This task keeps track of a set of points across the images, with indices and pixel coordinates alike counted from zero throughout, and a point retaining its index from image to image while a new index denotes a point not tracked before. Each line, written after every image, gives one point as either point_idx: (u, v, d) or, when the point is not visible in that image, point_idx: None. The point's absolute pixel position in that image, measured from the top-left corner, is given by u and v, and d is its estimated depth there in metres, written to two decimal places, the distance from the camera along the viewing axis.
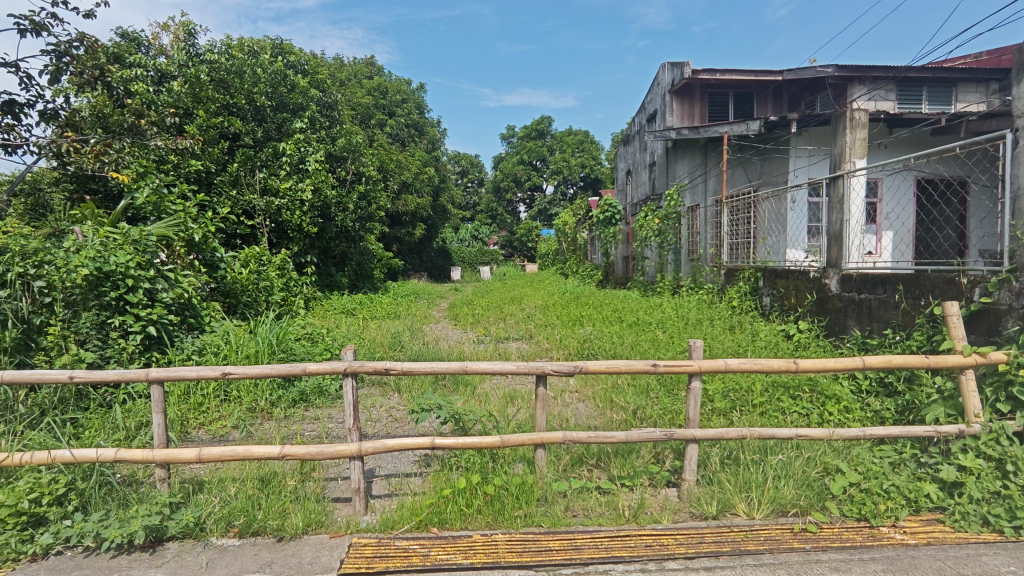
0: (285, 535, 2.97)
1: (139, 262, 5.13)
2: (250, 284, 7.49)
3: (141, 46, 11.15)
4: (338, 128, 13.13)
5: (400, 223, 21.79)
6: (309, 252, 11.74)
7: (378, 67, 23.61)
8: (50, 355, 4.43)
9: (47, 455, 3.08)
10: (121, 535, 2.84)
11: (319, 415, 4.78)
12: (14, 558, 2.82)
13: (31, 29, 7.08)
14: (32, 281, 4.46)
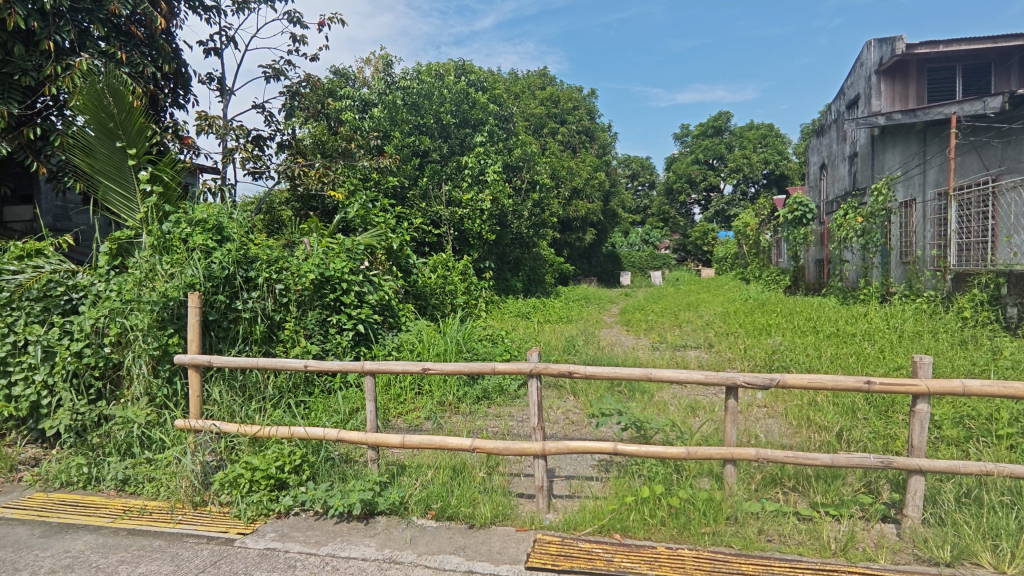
0: (476, 523, 3.18)
1: (351, 268, 5.97)
2: (438, 288, 8.18)
3: (349, 80, 12.83)
4: (514, 140, 13.74)
5: (571, 228, 22.17)
6: (488, 258, 12.41)
7: (550, 77, 24.32)
8: (286, 347, 5.17)
9: (288, 431, 3.66)
10: (343, 505, 3.28)
11: (500, 413, 5.05)
12: (266, 513, 3.43)
13: (273, 74, 8.53)
14: (274, 284, 5.19)
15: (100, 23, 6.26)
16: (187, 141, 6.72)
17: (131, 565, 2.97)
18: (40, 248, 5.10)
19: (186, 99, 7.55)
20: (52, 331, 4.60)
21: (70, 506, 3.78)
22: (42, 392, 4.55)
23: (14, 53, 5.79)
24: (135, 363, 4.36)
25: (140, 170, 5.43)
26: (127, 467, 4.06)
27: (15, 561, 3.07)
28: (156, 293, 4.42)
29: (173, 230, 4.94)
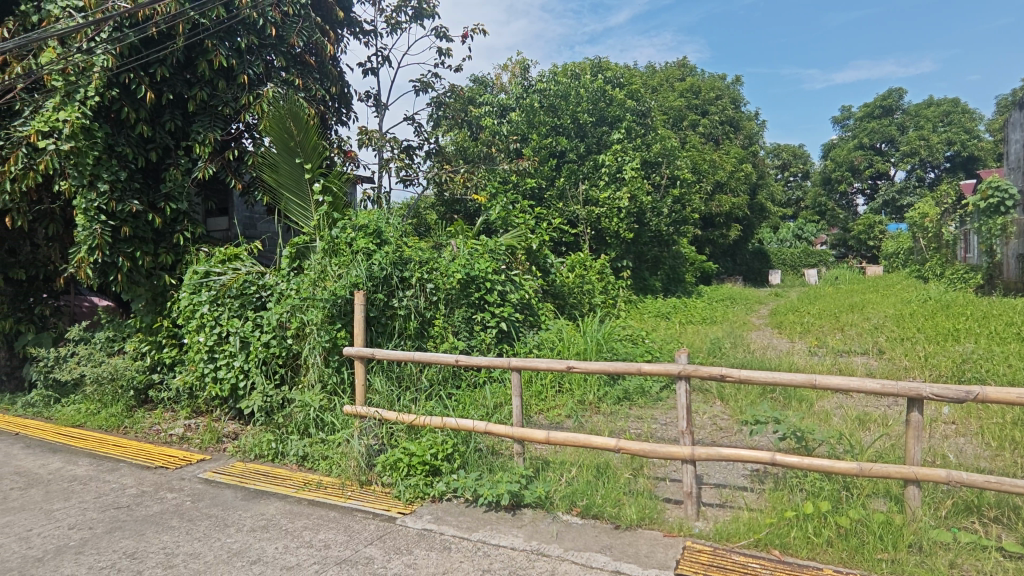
0: (622, 524, 3.16)
1: (494, 268, 6.22)
2: (576, 287, 8.23)
3: (487, 87, 13.36)
4: (652, 135, 13.36)
5: (713, 224, 21.06)
6: (626, 257, 12.19)
7: (690, 67, 23.33)
8: (436, 342, 5.51)
9: (441, 421, 3.90)
10: (492, 495, 3.43)
11: (642, 415, 4.97)
12: (422, 496, 3.69)
13: (421, 87, 9.15)
14: (426, 283, 5.57)
15: (281, 55, 7.15)
16: (349, 154, 7.42)
17: (312, 532, 3.36)
18: (237, 253, 5.96)
19: (348, 117, 8.36)
20: (246, 324, 5.35)
21: (263, 476, 4.38)
22: (239, 375, 5.35)
23: (217, 88, 6.82)
24: (311, 354, 4.90)
25: (314, 181, 6.11)
26: (305, 445, 4.60)
27: (223, 518, 3.62)
28: (328, 292, 4.95)
29: (341, 235, 5.50)
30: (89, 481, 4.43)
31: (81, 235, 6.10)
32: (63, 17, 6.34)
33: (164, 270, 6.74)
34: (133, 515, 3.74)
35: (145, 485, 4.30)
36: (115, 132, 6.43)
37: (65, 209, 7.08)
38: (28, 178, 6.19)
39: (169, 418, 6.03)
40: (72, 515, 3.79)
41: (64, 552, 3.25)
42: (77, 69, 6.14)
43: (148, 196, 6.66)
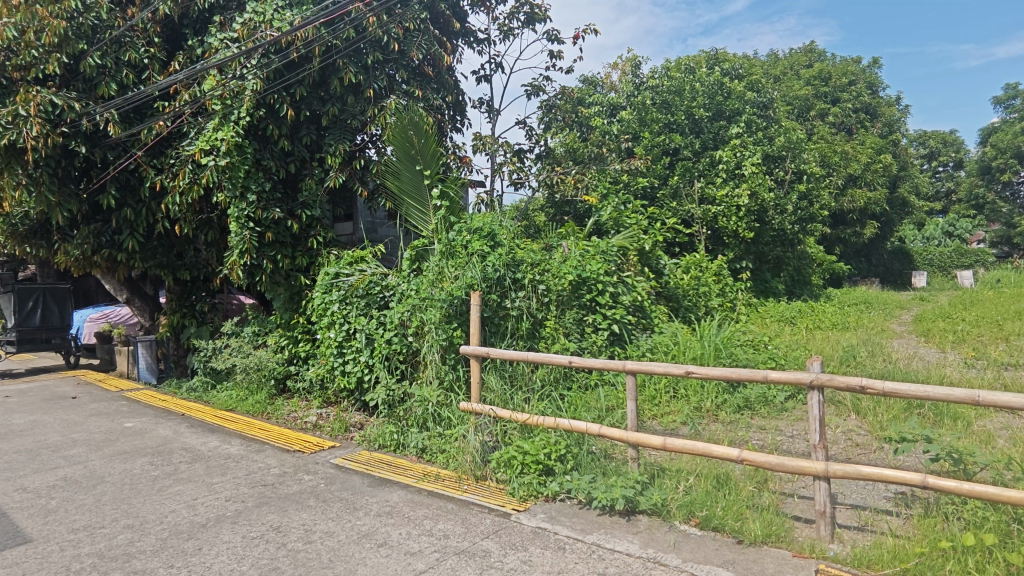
0: (745, 539, 3.00)
1: (606, 270, 6.16)
2: (691, 290, 7.93)
3: (597, 86, 13.24)
4: (775, 127, 12.54)
5: (845, 222, 19.33)
6: (745, 258, 11.54)
7: (818, 52, 21.62)
8: (548, 343, 5.55)
9: (554, 421, 3.93)
10: (606, 498, 3.40)
11: (766, 426, 4.69)
12: (536, 495, 3.75)
13: (533, 91, 9.27)
14: (537, 285, 5.64)
15: (403, 68, 7.57)
16: (464, 159, 7.69)
17: (432, 521, 3.53)
18: (363, 256, 6.41)
19: (462, 124, 8.66)
20: (371, 322, 5.75)
21: (387, 465, 4.67)
22: (365, 370, 5.76)
23: (347, 103, 7.37)
24: (429, 351, 5.14)
25: (433, 187, 6.40)
26: (425, 438, 4.84)
27: (353, 502, 3.91)
28: (445, 292, 5.18)
29: (457, 238, 5.73)
30: (240, 460, 4.97)
31: (234, 240, 6.86)
32: (221, 48, 7.16)
33: (301, 271, 7.41)
34: (277, 492, 4.15)
35: (286, 466, 4.75)
36: (261, 148, 7.16)
37: (221, 217, 8.00)
38: (193, 192, 7.07)
39: (304, 406, 6.60)
40: (228, 488, 4.28)
41: (222, 521, 3.68)
42: (232, 93, 6.88)
43: (288, 204, 7.37)
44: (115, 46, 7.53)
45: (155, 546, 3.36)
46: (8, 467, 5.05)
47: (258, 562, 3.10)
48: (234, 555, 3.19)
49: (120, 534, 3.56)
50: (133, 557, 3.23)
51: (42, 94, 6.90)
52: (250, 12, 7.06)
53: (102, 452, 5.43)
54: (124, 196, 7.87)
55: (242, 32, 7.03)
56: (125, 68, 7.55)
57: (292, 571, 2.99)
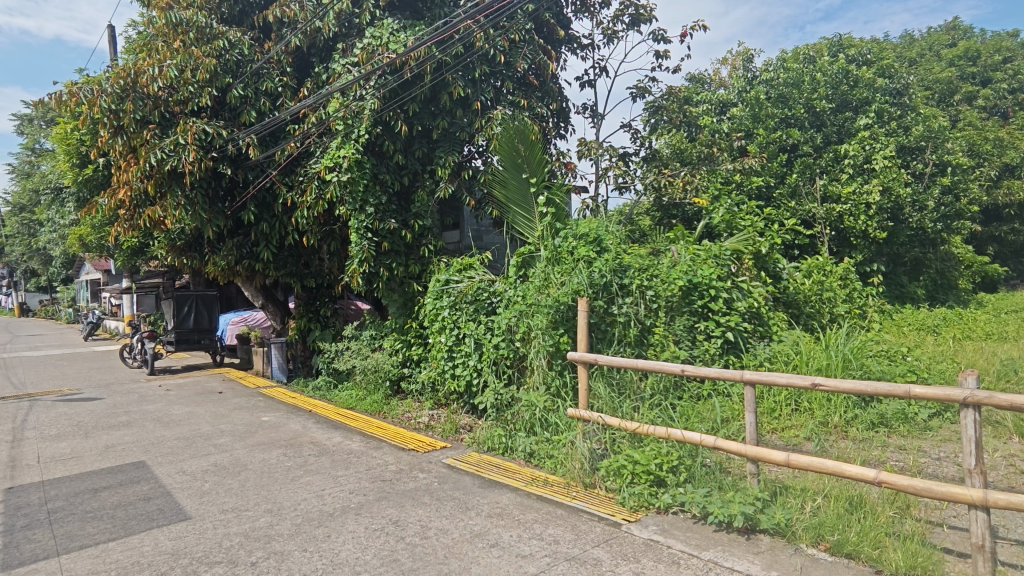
0: (884, 569, 2.74)
1: (719, 275, 5.89)
2: (814, 295, 7.37)
3: (705, 84, 12.74)
4: (912, 115, 11.37)
5: (1000, 218, 17.08)
6: (876, 260, 10.55)
7: (964, 29, 19.34)
8: (657, 351, 5.39)
9: (665, 430, 3.82)
10: (723, 514, 3.24)
11: (905, 446, 4.27)
12: (647, 506, 3.66)
13: (639, 93, 9.11)
14: (645, 290, 5.51)
15: (508, 79, 7.75)
16: (569, 165, 7.72)
17: (542, 525, 3.56)
18: (471, 263, 6.62)
19: (566, 130, 8.70)
20: (480, 328, 5.94)
21: (496, 467, 4.78)
22: (473, 373, 5.95)
23: (455, 116, 7.68)
24: (536, 356, 5.20)
25: (538, 194, 6.47)
26: (533, 443, 4.89)
27: (465, 501, 4.04)
28: (551, 298, 5.22)
29: (563, 244, 5.75)
30: (361, 455, 5.31)
31: (354, 250, 7.36)
32: (343, 72, 7.73)
33: (413, 278, 7.79)
34: (395, 488, 4.38)
35: (402, 463, 5.01)
36: (378, 163, 7.64)
37: (343, 228, 8.63)
38: (319, 206, 7.69)
39: (417, 407, 6.93)
40: (351, 481, 4.59)
41: (347, 511, 3.95)
42: (352, 113, 7.37)
43: (402, 215, 7.80)
44: (255, 77, 8.39)
45: (290, 530, 3.68)
46: (170, 452, 5.76)
47: (380, 553, 3.30)
48: (358, 545, 3.41)
49: (261, 517, 3.93)
50: (272, 539, 3.55)
51: (197, 123, 7.83)
52: (369, 36, 7.56)
53: (244, 442, 6.03)
54: (262, 212, 8.74)
55: (361, 56, 7.55)
56: (263, 97, 8.38)
57: (411, 564, 3.15)
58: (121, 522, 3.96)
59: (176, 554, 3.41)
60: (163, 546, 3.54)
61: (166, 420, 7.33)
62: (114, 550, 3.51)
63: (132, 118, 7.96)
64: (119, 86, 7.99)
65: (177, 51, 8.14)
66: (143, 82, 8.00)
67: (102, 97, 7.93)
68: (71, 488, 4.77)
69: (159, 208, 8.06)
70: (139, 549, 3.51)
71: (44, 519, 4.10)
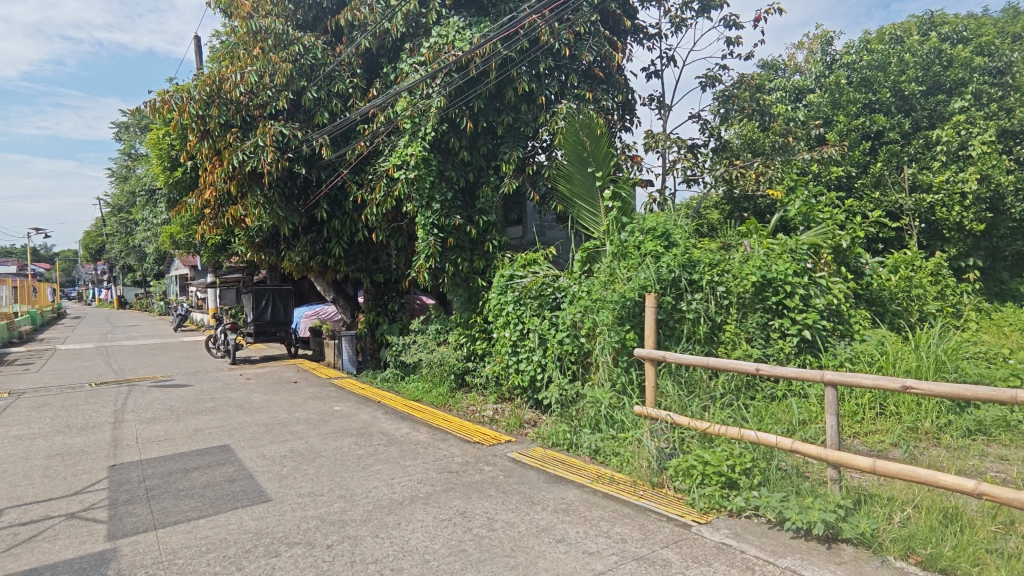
0: None
1: (796, 270, 5.57)
2: (901, 291, 6.89)
3: (779, 70, 12.15)
4: (1016, 96, 10.39)
5: None
6: (972, 255, 9.74)
7: None
8: (728, 348, 5.21)
9: (738, 431, 3.68)
10: (802, 521, 3.10)
11: (1007, 456, 3.94)
12: (719, 508, 3.55)
13: (708, 82, 8.81)
14: (716, 287, 5.34)
15: (573, 73, 7.69)
16: (635, 158, 7.58)
17: (609, 523, 3.53)
18: (536, 258, 6.63)
19: (632, 122, 8.53)
20: (544, 323, 5.96)
21: (560, 463, 4.77)
22: (537, 368, 5.99)
23: (520, 112, 7.69)
24: (602, 353, 5.15)
25: (604, 188, 6.37)
26: (598, 440, 4.84)
27: (530, 495, 4.06)
28: (617, 294, 5.11)
29: (630, 239, 5.64)
30: (428, 446, 5.44)
31: (421, 246, 7.51)
32: (411, 72, 7.90)
33: (478, 274, 7.88)
34: (461, 479, 4.46)
35: (468, 455, 5.08)
36: (444, 160, 7.78)
37: (410, 225, 8.84)
38: (387, 203, 7.91)
39: (481, 400, 7.02)
40: (419, 471, 4.70)
41: (416, 500, 4.05)
42: (419, 112, 7.50)
43: (467, 211, 7.90)
44: (327, 80, 8.72)
45: (363, 516, 3.81)
46: (252, 437, 6.10)
47: (448, 542, 3.36)
48: (427, 533, 3.49)
49: (335, 502, 4.09)
50: (346, 524, 3.70)
51: (275, 126, 8.22)
52: (436, 35, 7.69)
53: (318, 430, 6.31)
54: (334, 210, 9.08)
55: (428, 55, 7.67)
56: (334, 98, 8.70)
57: (478, 554, 3.19)
58: (209, 501, 4.23)
59: (259, 534, 3.62)
60: (247, 525, 3.76)
61: (248, 407, 7.77)
62: (204, 527, 3.77)
63: (217, 123, 8.45)
64: (205, 93, 8.51)
65: (256, 57, 8.57)
66: (227, 88, 8.47)
67: (190, 103, 8.47)
68: (165, 468, 5.14)
69: (240, 207, 8.54)
70: (226, 527, 3.74)
71: (143, 495, 4.45)
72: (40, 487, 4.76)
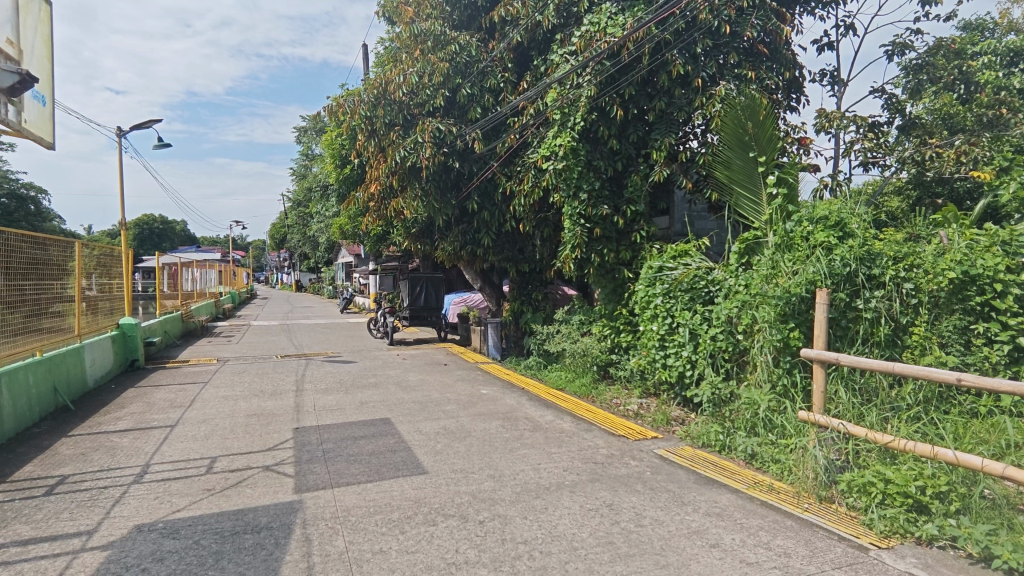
0: None
1: (1010, 265, 4.60)
2: None
3: (987, 31, 10.31)
4: None
5: None
6: None
7: None
8: (915, 354, 4.57)
9: (931, 450, 3.22)
10: (1017, 561, 2.67)
11: None
12: (903, 534, 3.16)
13: (896, 50, 7.75)
14: (903, 283, 4.69)
15: (734, 51, 7.19)
16: (804, 141, 6.94)
17: (769, 534, 3.29)
18: (687, 249, 6.35)
19: (800, 101, 7.80)
20: (696, 317, 5.71)
21: (713, 464, 4.54)
22: (687, 364, 5.79)
23: (674, 96, 7.37)
24: (761, 352, 4.78)
25: (768, 174, 5.84)
26: (755, 444, 4.53)
27: (680, 495, 3.91)
28: (780, 288, 4.71)
29: (797, 229, 5.14)
30: (573, 436, 5.48)
31: (567, 236, 7.55)
32: (562, 62, 7.93)
33: (624, 265, 7.73)
34: (608, 471, 4.43)
35: (613, 448, 5.04)
36: (593, 149, 7.72)
37: (556, 216, 8.91)
38: (535, 194, 8.05)
39: (625, 393, 6.92)
40: (564, 459, 4.76)
41: (563, 487, 4.10)
42: (569, 102, 7.52)
43: (614, 201, 7.79)
44: (481, 75, 9.07)
45: (512, 497, 3.95)
46: (409, 413, 6.60)
47: (596, 533, 3.36)
48: (574, 521, 3.52)
49: (485, 481, 4.29)
50: (496, 503, 3.85)
51: (432, 122, 8.70)
52: (588, 23, 7.63)
53: (468, 411, 6.66)
54: (484, 201, 9.46)
55: (580, 44, 7.63)
56: (487, 93, 9.03)
57: (627, 549, 3.15)
58: (375, 467, 4.66)
59: (419, 502, 3.90)
60: (408, 493, 4.08)
61: (405, 384, 8.43)
62: (372, 490, 4.16)
63: (382, 122, 9.20)
64: (373, 95, 9.29)
65: (417, 59, 9.16)
66: (391, 90, 9.16)
67: (361, 106, 9.31)
68: (338, 433, 5.76)
69: (401, 200, 9.23)
70: (390, 493, 4.09)
71: (321, 456, 5.02)
72: (243, 440, 5.57)
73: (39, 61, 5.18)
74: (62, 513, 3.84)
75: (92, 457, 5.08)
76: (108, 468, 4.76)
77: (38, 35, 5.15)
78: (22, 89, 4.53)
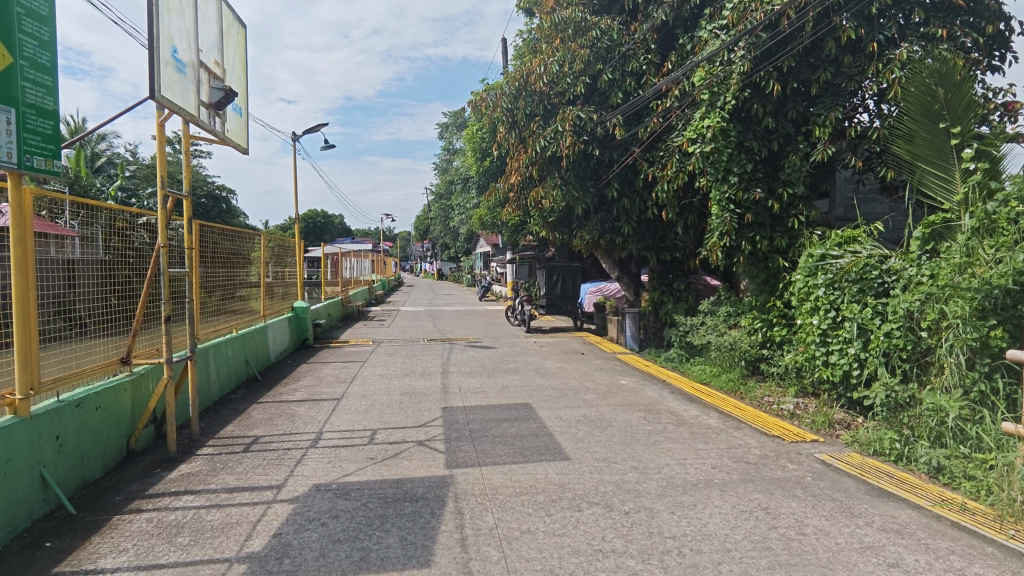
0: None
1: None
2: None
3: None
4: None
5: None
6: None
7: None
8: None
9: None
10: None
11: None
12: None
13: None
14: None
15: (919, 8, 6.37)
16: (1012, 106, 5.89)
17: (964, 560, 2.89)
18: (856, 236, 5.73)
19: (1005, 59, 6.63)
20: (866, 311, 5.14)
21: (888, 476, 4.05)
22: (854, 363, 5.23)
23: (844, 64, 6.63)
24: (951, 352, 4.17)
25: (964, 147, 5.00)
26: (942, 456, 3.98)
27: (848, 505, 3.55)
28: (979, 280, 4.08)
29: (1000, 209, 4.34)
30: (720, 433, 5.20)
31: (715, 223, 7.13)
32: (711, 38, 7.51)
33: (779, 253, 7.22)
34: (761, 473, 4.14)
35: (766, 449, 4.71)
36: (745, 129, 7.22)
37: (701, 201, 8.50)
38: (679, 179, 7.67)
39: (779, 392, 6.44)
40: (713, 456, 4.54)
41: (712, 485, 3.92)
42: (719, 80, 7.07)
43: (769, 184, 7.23)
44: (622, 59, 8.86)
45: (657, 490, 3.86)
46: (548, 399, 6.70)
47: (751, 536, 3.17)
48: (726, 522, 3.35)
49: (629, 472, 4.23)
50: (641, 495, 3.79)
51: (573, 111, 8.70)
52: None
53: (607, 400, 6.61)
54: (624, 188, 9.26)
55: (732, 16, 7.15)
56: (629, 77, 8.81)
57: (788, 557, 2.93)
58: (519, 450, 4.81)
59: (563, 488, 3.96)
60: (552, 477, 4.16)
61: (543, 371, 8.60)
62: (517, 472, 4.30)
63: (523, 113, 9.41)
64: (514, 87, 9.53)
65: (557, 48, 9.18)
66: (532, 81, 9.31)
67: (502, 99, 9.60)
68: (483, 415, 6.02)
69: (541, 189, 9.35)
70: (534, 475, 4.20)
71: (468, 436, 5.29)
72: (398, 416, 6.04)
73: (237, 78, 5.98)
74: (258, 468, 4.45)
75: (277, 422, 5.83)
76: (289, 433, 5.42)
77: (237, 55, 5.94)
78: (226, 103, 5.27)
